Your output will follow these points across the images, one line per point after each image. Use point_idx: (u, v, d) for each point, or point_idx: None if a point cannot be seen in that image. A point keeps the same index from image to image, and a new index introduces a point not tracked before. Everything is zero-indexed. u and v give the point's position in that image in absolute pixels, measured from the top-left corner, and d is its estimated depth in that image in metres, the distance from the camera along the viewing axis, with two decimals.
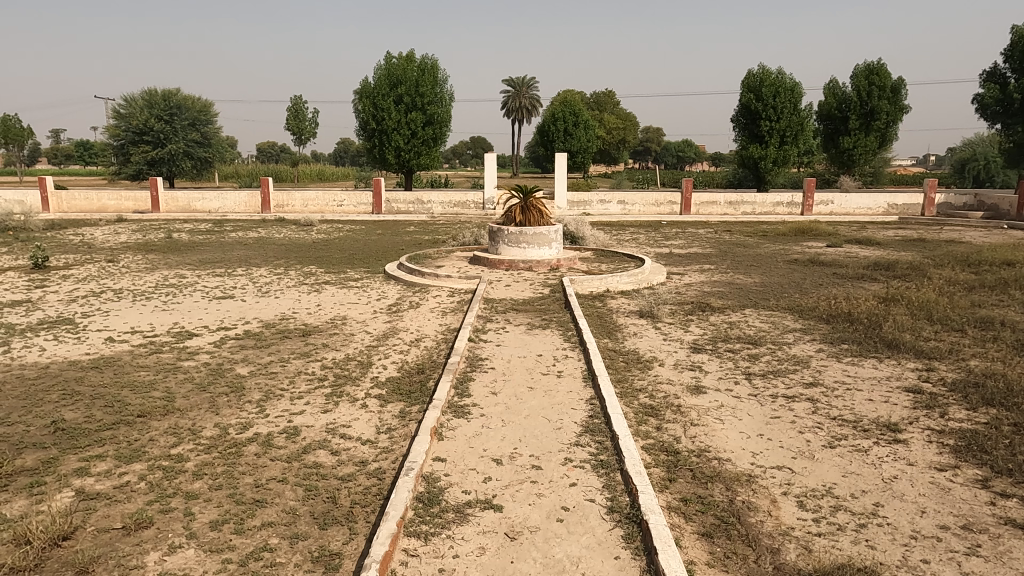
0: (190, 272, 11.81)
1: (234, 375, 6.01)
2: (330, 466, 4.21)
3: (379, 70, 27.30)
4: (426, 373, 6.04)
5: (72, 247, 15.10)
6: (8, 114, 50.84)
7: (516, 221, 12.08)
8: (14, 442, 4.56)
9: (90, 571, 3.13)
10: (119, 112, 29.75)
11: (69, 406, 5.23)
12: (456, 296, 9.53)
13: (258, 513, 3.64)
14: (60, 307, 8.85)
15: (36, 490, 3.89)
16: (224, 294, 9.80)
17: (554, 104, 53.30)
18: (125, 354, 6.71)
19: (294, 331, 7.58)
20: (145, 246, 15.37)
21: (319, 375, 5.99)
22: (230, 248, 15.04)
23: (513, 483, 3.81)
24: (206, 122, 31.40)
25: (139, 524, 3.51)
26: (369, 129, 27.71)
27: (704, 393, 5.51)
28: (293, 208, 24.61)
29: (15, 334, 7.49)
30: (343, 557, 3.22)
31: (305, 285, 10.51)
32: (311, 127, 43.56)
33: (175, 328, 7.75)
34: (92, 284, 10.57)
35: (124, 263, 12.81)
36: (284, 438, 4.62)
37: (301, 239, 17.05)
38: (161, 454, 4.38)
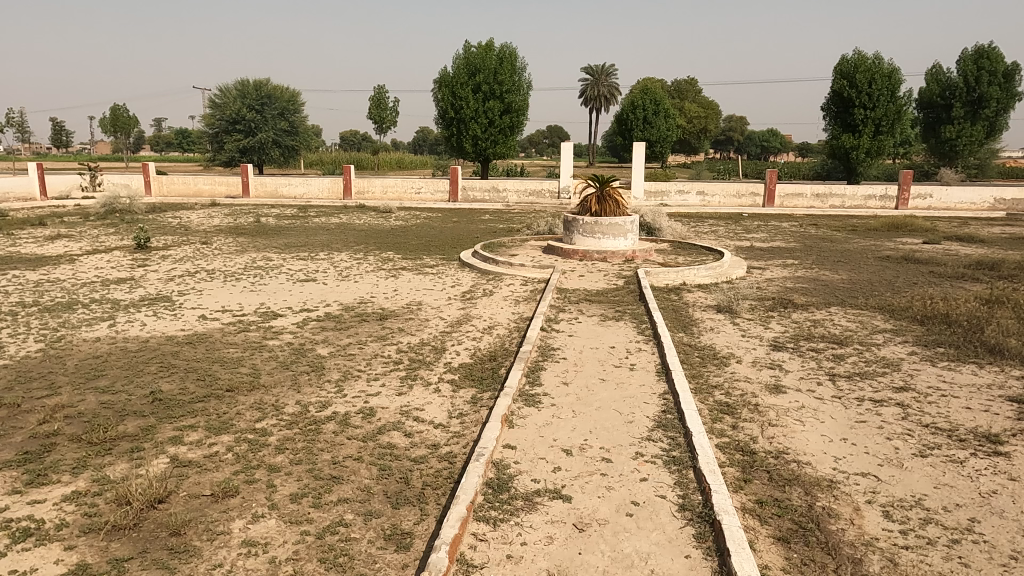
0: (276, 255, 12.33)
1: (315, 355, 6.25)
2: (403, 447, 4.31)
3: (458, 59, 27.56)
4: (498, 360, 6.09)
5: (170, 229, 16.08)
6: (118, 103, 54.62)
7: (591, 210, 11.97)
8: (118, 409, 4.92)
9: (183, 533, 3.34)
10: (215, 102, 31.44)
11: (166, 378, 5.59)
12: (529, 285, 9.54)
13: (334, 488, 3.78)
14: (159, 286, 9.43)
15: (136, 455, 4.18)
16: (307, 277, 10.19)
17: (634, 92, 52.38)
18: (216, 331, 7.09)
19: (372, 315, 7.81)
20: (235, 229, 16.18)
21: (394, 359, 6.14)
22: (313, 233, 15.62)
23: (583, 474, 3.80)
24: (294, 111, 32.63)
25: (226, 492, 3.71)
26: (447, 118, 28.08)
27: (784, 392, 5.31)
28: (373, 194, 25.26)
29: (119, 309, 8.07)
30: (413, 537, 3.30)
31: (383, 270, 10.79)
32: (392, 116, 44.53)
33: (261, 308, 8.14)
34: (188, 264, 11.23)
35: (216, 245, 13.53)
36: (360, 418, 4.77)
37: (380, 225, 17.52)
38: (246, 427, 4.61)
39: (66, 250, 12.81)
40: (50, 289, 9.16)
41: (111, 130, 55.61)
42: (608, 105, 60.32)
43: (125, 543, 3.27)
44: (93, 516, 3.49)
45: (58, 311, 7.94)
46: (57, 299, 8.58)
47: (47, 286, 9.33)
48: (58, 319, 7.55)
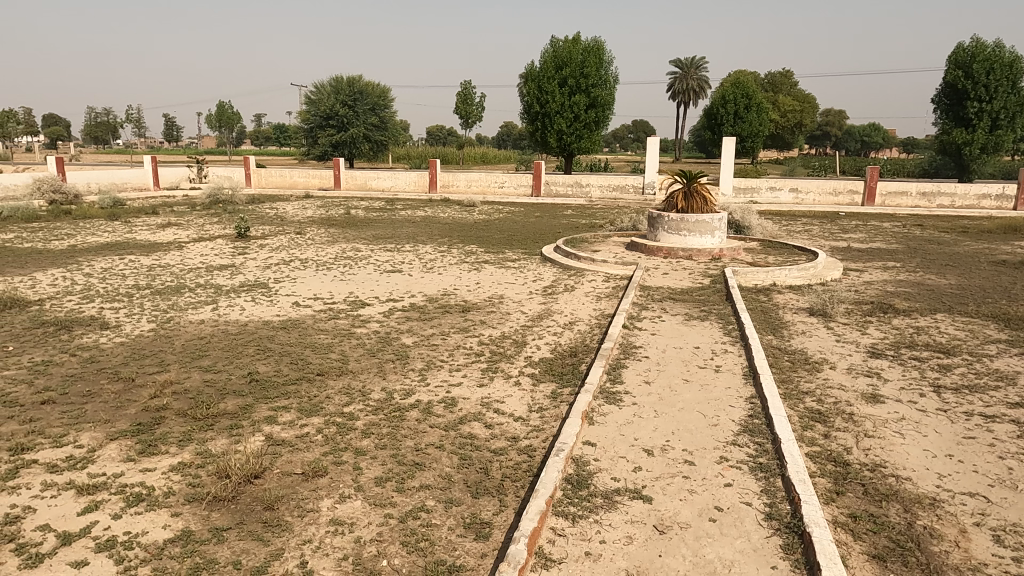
0: (365, 246, 12.76)
1: (400, 344, 6.43)
2: (483, 438, 4.37)
3: (545, 53, 27.52)
4: (578, 356, 6.06)
5: (268, 220, 16.95)
6: (223, 100, 58.08)
7: (677, 207, 11.69)
8: (219, 388, 5.24)
9: (276, 508, 3.53)
10: (311, 99, 32.87)
11: (262, 361, 5.90)
12: (611, 281, 9.43)
13: (417, 475, 3.88)
14: (257, 273, 9.95)
15: (235, 432, 4.44)
16: (393, 268, 10.48)
17: (725, 85, 50.76)
18: (309, 317, 7.43)
19: (455, 307, 7.94)
20: (327, 221, 16.83)
21: (476, 351, 6.23)
22: (400, 226, 16.04)
23: (665, 476, 3.73)
24: (384, 107, 33.55)
25: (316, 472, 3.88)
26: (532, 112, 28.15)
27: (882, 402, 5.01)
28: (458, 188, 25.67)
29: (221, 294, 8.58)
30: (493, 528, 3.34)
31: (466, 263, 10.95)
32: (477, 111, 45.04)
33: (350, 297, 8.44)
34: (283, 253, 11.80)
35: (309, 236, 14.13)
36: (443, 407, 4.87)
37: (464, 219, 17.79)
38: (335, 411, 4.80)
39: (176, 237, 13.75)
40: (161, 274, 9.85)
41: (216, 126, 59.13)
42: (696, 99, 58.75)
43: (224, 514, 3.48)
44: (196, 486, 3.73)
45: (168, 294, 8.52)
46: (166, 283, 9.21)
47: (158, 271, 10.04)
48: (167, 302, 8.11)
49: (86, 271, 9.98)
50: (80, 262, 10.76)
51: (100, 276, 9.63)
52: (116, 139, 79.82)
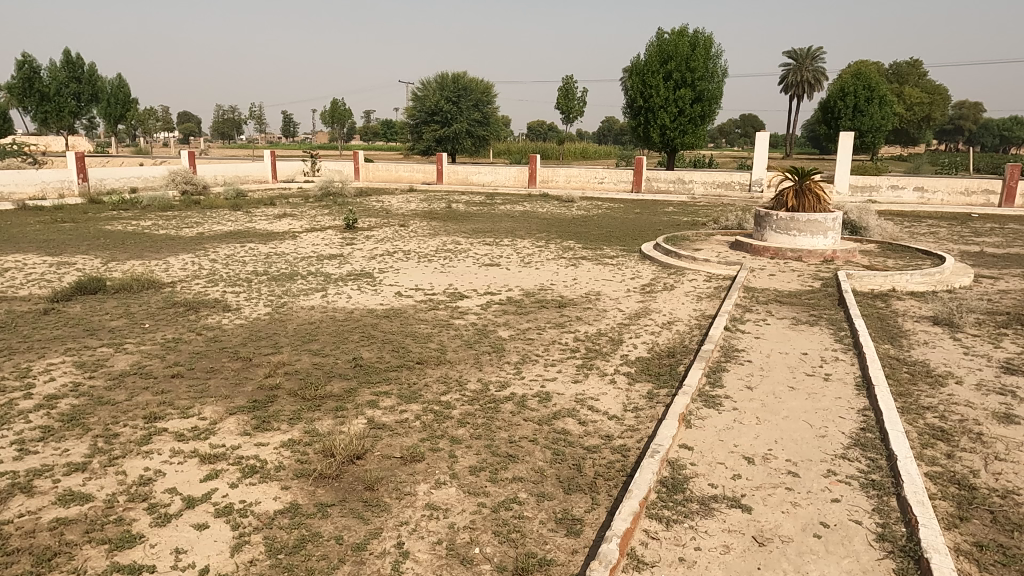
0: (465, 239, 13.03)
1: (496, 337, 6.52)
2: (577, 434, 4.36)
3: (650, 46, 26.93)
4: (676, 357, 5.91)
5: (374, 212, 17.66)
6: (336, 98, 60.96)
7: (787, 206, 11.13)
8: (327, 370, 5.53)
9: (376, 489, 3.68)
10: (417, 95, 33.87)
11: (366, 347, 6.15)
12: (713, 281, 9.13)
13: (510, 466, 3.93)
14: (363, 263, 10.39)
15: (340, 413, 4.67)
16: (491, 262, 10.63)
17: (844, 76, 47.76)
18: (410, 307, 7.68)
19: (551, 302, 7.95)
20: (429, 214, 17.31)
21: (571, 347, 6.21)
22: (499, 220, 16.24)
23: (766, 486, 3.57)
24: (486, 103, 34.05)
25: (414, 457, 4.01)
26: (635, 107, 27.68)
27: (1017, 423, 4.56)
28: (557, 183, 25.66)
29: (330, 282, 9.03)
30: (584, 525, 3.33)
31: (564, 259, 10.93)
32: (579, 106, 44.71)
33: (449, 289, 8.64)
34: (387, 245, 12.25)
35: (412, 228, 14.58)
36: (537, 401, 4.89)
37: (562, 214, 17.77)
38: (432, 399, 4.94)
39: (290, 227, 14.60)
40: (277, 261, 10.49)
41: (329, 122, 62.14)
42: (811, 92, 55.62)
43: (329, 491, 3.67)
44: (304, 463, 3.95)
45: (282, 280, 9.06)
46: (281, 270, 9.79)
47: (274, 258, 10.69)
48: (282, 288, 8.62)
49: (212, 257, 10.78)
50: (207, 248, 11.64)
51: (223, 262, 10.38)
52: (240, 135, 85.60)
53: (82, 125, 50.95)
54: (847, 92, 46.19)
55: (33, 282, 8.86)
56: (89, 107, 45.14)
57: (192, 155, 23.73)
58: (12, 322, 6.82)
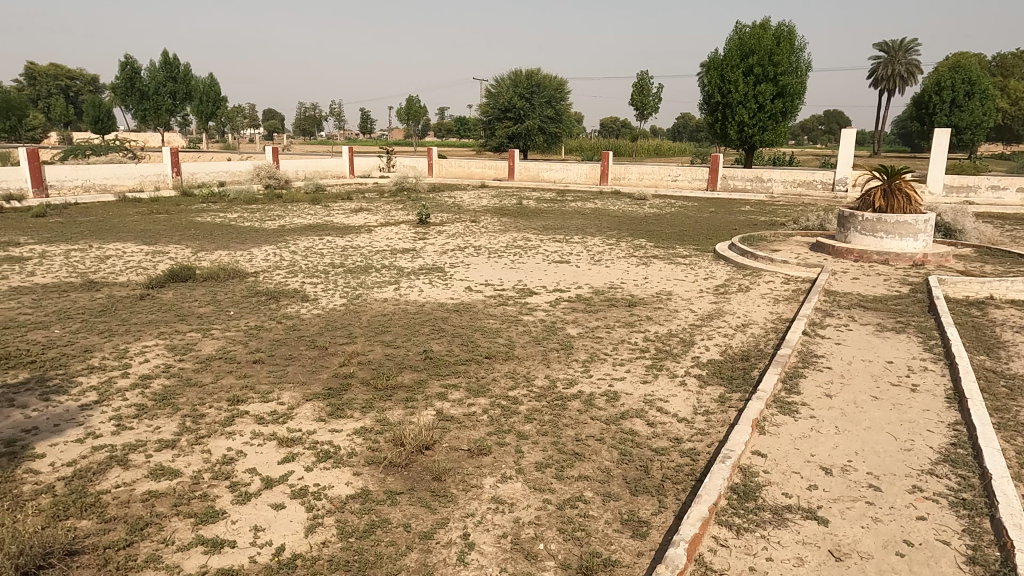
0: (535, 236, 13.05)
1: (564, 334, 6.50)
2: (645, 435, 4.30)
3: (730, 40, 26.15)
4: (750, 361, 5.74)
5: (446, 208, 17.93)
6: (412, 95, 62.15)
7: (874, 206, 10.58)
8: (398, 361, 5.66)
9: (443, 479, 3.74)
10: (491, 92, 34.15)
11: (437, 340, 6.27)
12: (791, 283, 8.81)
13: (576, 464, 3.91)
14: (435, 257, 10.58)
15: (410, 404, 4.78)
16: (561, 259, 10.62)
17: (941, 70, 45.00)
18: (480, 302, 7.76)
19: (621, 301, 7.86)
20: (500, 210, 17.42)
21: (641, 346, 6.12)
22: (570, 217, 16.18)
23: (845, 499, 3.42)
24: (560, 99, 33.95)
25: (481, 450, 4.06)
26: (713, 103, 26.98)
27: None
28: (629, 181, 25.35)
29: (403, 275, 9.24)
30: (651, 527, 3.29)
31: (635, 257, 10.78)
32: (654, 102, 43.92)
33: (519, 285, 8.69)
34: (459, 240, 12.42)
35: (483, 224, 14.72)
36: (605, 400, 4.85)
37: (634, 212, 17.53)
38: (500, 394, 4.98)
39: (366, 221, 15.01)
40: (352, 254, 10.81)
41: (404, 119, 63.46)
42: (904, 87, 52.67)
43: (398, 479, 3.76)
44: (375, 451, 4.07)
45: (357, 273, 9.33)
46: (357, 263, 10.09)
47: (350, 251, 11.03)
48: (357, 280, 8.89)
49: (292, 249, 11.22)
50: (288, 240, 12.13)
51: (302, 254, 10.79)
52: (320, 132, 88.61)
53: (177, 122, 54.03)
54: (944, 87, 43.53)
55: (131, 269, 9.47)
56: (184, 105, 47.74)
57: (276, 151, 24.74)
58: (112, 306, 7.32)
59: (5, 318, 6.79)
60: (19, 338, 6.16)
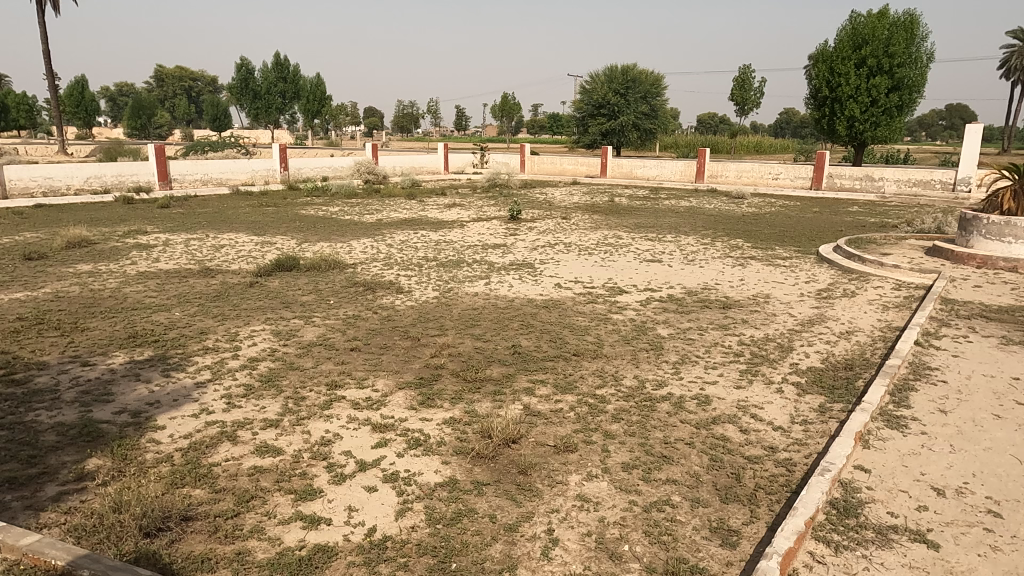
0: (627, 234, 12.87)
1: (654, 335, 6.38)
2: (737, 442, 4.15)
3: (842, 30, 24.69)
4: (855, 370, 5.42)
5: (538, 204, 18.00)
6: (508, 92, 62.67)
7: (1002, 208, 9.69)
8: (487, 355, 5.75)
9: (529, 474, 3.77)
10: (585, 88, 33.96)
11: (526, 336, 6.31)
12: (903, 290, 8.24)
13: (664, 467, 3.84)
14: (525, 253, 10.64)
15: (498, 397, 4.84)
16: (653, 257, 10.40)
17: None
18: (569, 299, 7.75)
19: (715, 302, 7.63)
20: (591, 207, 17.24)
21: (735, 350, 5.92)
22: (663, 215, 15.84)
23: (959, 523, 3.18)
24: (656, 95, 33.28)
25: (567, 447, 4.05)
26: (820, 97, 25.65)
27: None
28: (727, 179, 24.51)
29: (494, 270, 9.35)
30: (741, 537, 3.18)
31: (731, 258, 10.42)
32: (755, 97, 42.21)
33: (609, 283, 8.59)
34: (549, 236, 12.43)
35: (573, 221, 14.63)
36: (695, 404, 4.73)
37: (731, 211, 16.93)
38: (588, 392, 4.95)
39: (459, 216, 15.31)
40: (445, 248, 11.06)
41: (499, 116, 64.10)
42: None
43: (485, 470, 3.82)
44: (464, 441, 4.15)
45: (449, 266, 9.53)
46: (449, 257, 10.29)
47: (443, 246, 11.29)
48: (449, 273, 9.09)
49: (389, 242, 11.62)
50: (385, 234, 12.56)
51: (397, 247, 11.13)
52: (417, 129, 90.94)
53: (286, 120, 57.06)
54: None
55: (242, 257, 10.10)
56: (292, 104, 50.26)
57: (375, 147, 25.62)
58: (225, 292, 7.84)
59: (133, 300, 7.42)
60: (145, 319, 6.71)
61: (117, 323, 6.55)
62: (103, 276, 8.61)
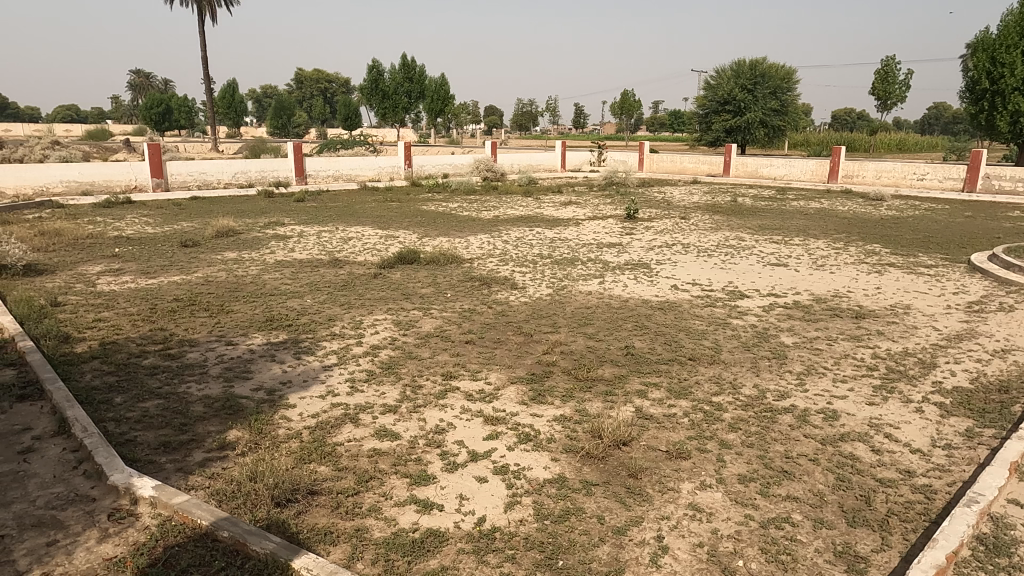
0: (749, 236, 12.31)
1: (778, 343, 6.06)
2: (868, 463, 3.86)
3: (1008, 16, 22.21)
4: (1011, 394, 4.87)
5: (656, 203, 17.60)
6: (628, 89, 61.64)
7: None
8: (599, 354, 5.71)
9: (639, 478, 3.70)
10: (710, 84, 32.83)
11: (639, 337, 6.20)
12: None
13: (784, 483, 3.64)
14: (641, 253, 10.46)
15: (610, 398, 4.79)
16: (778, 261, 9.87)
17: None
18: (685, 301, 7.53)
19: (846, 311, 7.12)
20: (712, 208, 16.64)
21: (868, 364, 5.50)
22: (790, 217, 14.99)
23: None
24: (786, 90, 31.55)
25: (680, 454, 3.94)
26: (978, 90, 23.26)
27: None
28: (864, 179, 22.79)
29: (608, 269, 9.25)
30: (869, 566, 2.95)
31: (866, 264, 9.69)
32: (901, 91, 38.94)
33: (729, 286, 8.26)
34: (667, 236, 12.13)
35: (692, 221, 14.18)
36: (822, 418, 4.44)
37: (867, 214, 15.74)
38: (703, 398, 4.79)
39: (574, 214, 15.28)
40: (560, 246, 11.07)
41: (617, 114, 63.33)
42: None
43: (594, 470, 3.80)
44: (573, 440, 4.14)
45: (563, 264, 9.54)
46: (563, 255, 10.31)
47: (558, 243, 11.33)
48: (563, 271, 9.09)
49: (504, 239, 11.82)
50: (501, 230, 12.78)
51: (513, 244, 11.29)
52: (536, 127, 91.65)
53: (411, 118, 59.35)
54: None
55: (367, 250, 10.64)
56: (417, 103, 52.21)
57: (495, 145, 26.11)
58: (351, 282, 8.29)
59: (271, 286, 8.02)
60: (280, 304, 7.24)
61: (257, 307, 7.12)
62: (246, 263, 9.38)
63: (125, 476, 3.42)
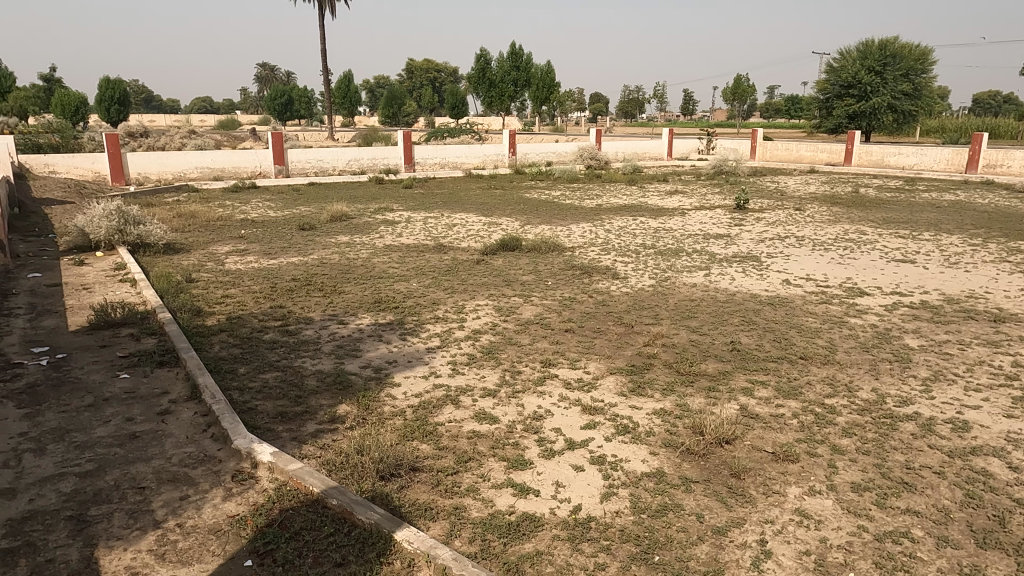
0: (872, 229, 11.48)
1: (901, 345, 5.63)
2: (1004, 481, 3.52)
3: None
4: None
5: (769, 193, 16.78)
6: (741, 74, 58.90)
7: None
8: (703, 349, 5.54)
9: (742, 478, 3.57)
10: (833, 67, 30.86)
11: (746, 332, 5.95)
12: None
13: (904, 495, 3.39)
14: (750, 245, 10.03)
15: (713, 394, 4.64)
16: (904, 257, 9.15)
17: None
18: (798, 297, 7.15)
19: (983, 314, 6.50)
20: (831, 198, 15.66)
21: (1007, 372, 5.00)
22: (920, 210, 13.86)
23: None
24: (921, 72, 29.06)
25: (787, 456, 3.76)
26: None
27: None
28: (1010, 168, 20.59)
29: (715, 261, 8.93)
30: None
31: (1009, 263, 8.79)
32: None
33: (847, 283, 7.76)
34: (779, 228, 11.55)
35: (808, 213, 13.40)
36: (949, 429, 4.09)
37: (1012, 207, 14.26)
38: (815, 399, 4.53)
39: (680, 204, 14.84)
40: (664, 236, 10.81)
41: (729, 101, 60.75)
42: None
43: (694, 467, 3.70)
44: (673, 435, 4.04)
45: (667, 255, 9.31)
46: (668, 245, 10.06)
47: (662, 233, 11.06)
48: (667, 262, 8.87)
49: (607, 228, 11.68)
50: (604, 219, 12.64)
51: (616, 233, 11.13)
52: (642, 114, 89.59)
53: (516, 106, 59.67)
54: None
55: (471, 236, 10.85)
56: (523, 91, 52.36)
57: (599, 133, 25.79)
58: (455, 267, 8.48)
59: (380, 270, 8.35)
60: (388, 287, 7.53)
61: (366, 289, 7.45)
62: (357, 247, 9.82)
63: (247, 441, 3.69)
